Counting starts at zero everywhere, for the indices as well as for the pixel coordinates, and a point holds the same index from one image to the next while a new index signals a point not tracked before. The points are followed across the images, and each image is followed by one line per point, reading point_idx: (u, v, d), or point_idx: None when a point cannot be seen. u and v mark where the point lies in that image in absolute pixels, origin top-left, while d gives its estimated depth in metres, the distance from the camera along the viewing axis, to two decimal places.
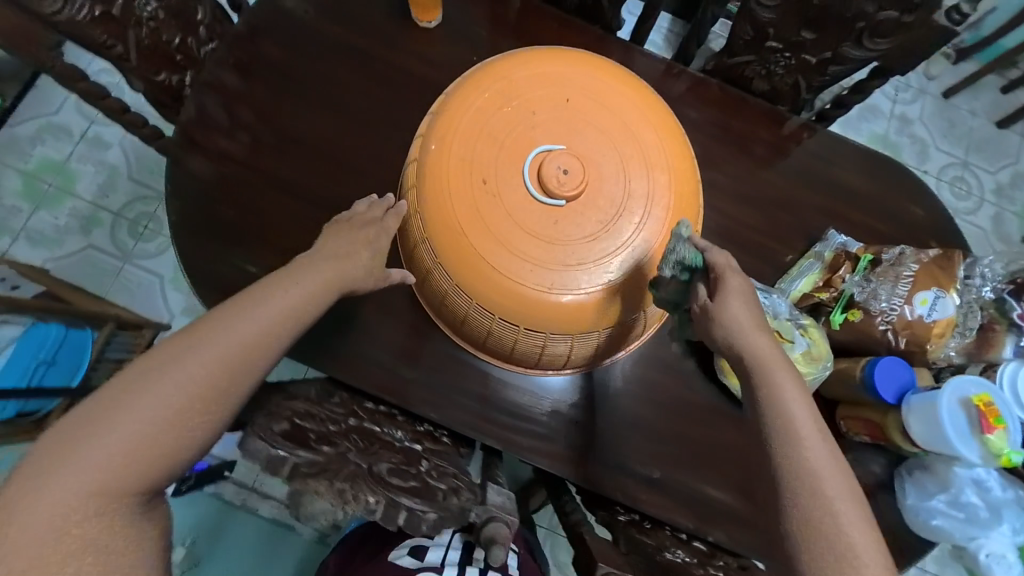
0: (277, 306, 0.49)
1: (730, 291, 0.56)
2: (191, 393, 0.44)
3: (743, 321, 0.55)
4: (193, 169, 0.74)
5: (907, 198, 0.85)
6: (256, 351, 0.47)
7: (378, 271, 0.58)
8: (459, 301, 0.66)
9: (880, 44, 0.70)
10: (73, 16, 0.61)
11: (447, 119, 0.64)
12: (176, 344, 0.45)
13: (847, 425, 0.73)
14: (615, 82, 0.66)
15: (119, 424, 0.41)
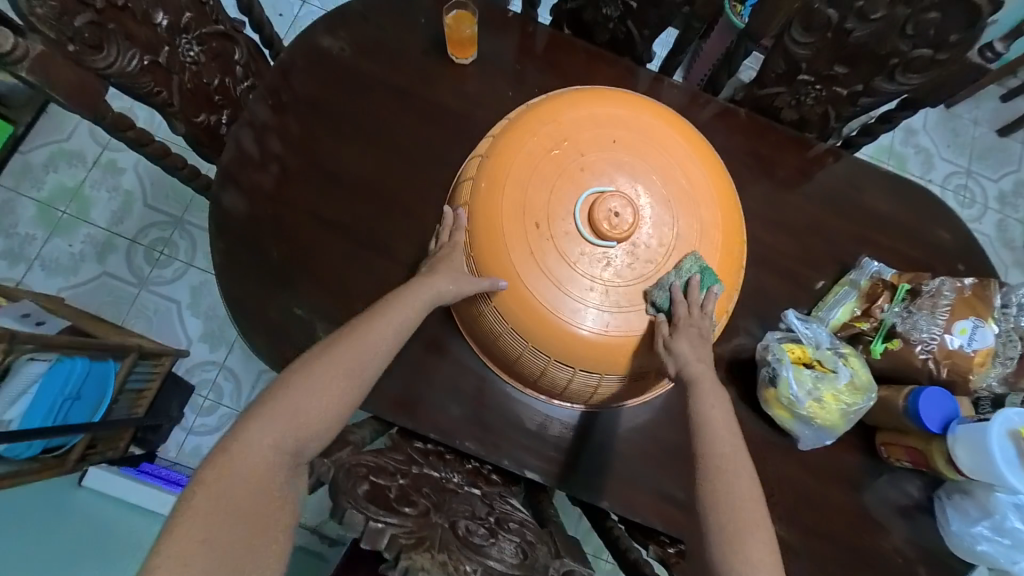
0: (390, 321, 0.57)
1: (683, 330, 0.62)
2: (342, 376, 0.53)
3: (690, 355, 0.62)
4: (238, 211, 0.75)
5: (936, 221, 0.86)
6: (375, 358, 0.55)
7: (465, 282, 0.62)
8: (513, 341, 0.66)
9: (913, 79, 0.72)
10: (125, 67, 0.60)
11: (497, 163, 0.65)
12: (325, 342, 0.55)
13: (887, 450, 0.74)
14: (659, 122, 0.68)
15: (290, 396, 0.51)
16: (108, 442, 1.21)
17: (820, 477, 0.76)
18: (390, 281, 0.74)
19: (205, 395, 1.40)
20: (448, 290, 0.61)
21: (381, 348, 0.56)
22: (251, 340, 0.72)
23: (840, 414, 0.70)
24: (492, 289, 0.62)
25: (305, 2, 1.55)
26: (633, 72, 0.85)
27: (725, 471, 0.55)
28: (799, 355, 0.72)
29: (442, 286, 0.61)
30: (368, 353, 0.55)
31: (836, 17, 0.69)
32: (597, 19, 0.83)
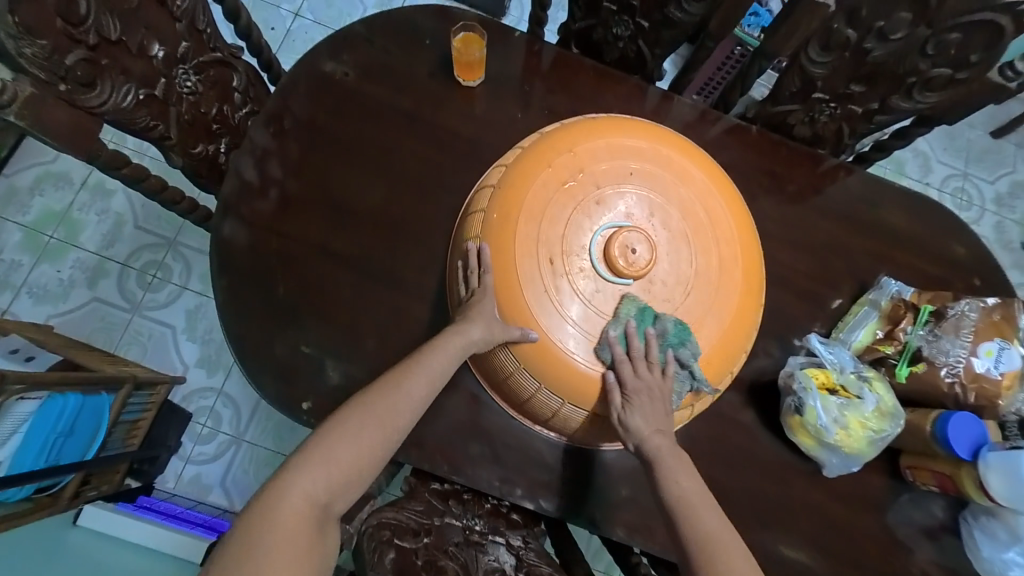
0: (425, 371, 0.56)
1: (634, 402, 0.59)
2: (383, 427, 0.52)
3: (645, 427, 0.59)
4: (240, 245, 0.72)
5: (950, 237, 0.85)
6: (409, 409, 0.55)
7: (496, 328, 0.60)
8: (525, 382, 0.63)
9: (929, 98, 0.71)
10: (119, 103, 0.57)
11: (511, 195, 0.63)
12: (368, 388, 0.55)
13: (915, 474, 0.72)
14: (676, 152, 0.66)
15: (332, 443, 0.50)
16: (103, 477, 1.17)
17: (848, 504, 0.74)
18: (401, 314, 0.71)
19: (203, 422, 1.35)
20: (480, 338, 0.59)
21: (415, 399, 0.55)
22: (255, 380, 0.69)
23: (866, 441, 0.68)
24: (520, 340, 0.60)
25: (297, 16, 1.52)
26: (644, 90, 0.83)
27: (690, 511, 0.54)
28: (823, 381, 0.70)
29: (474, 335, 0.59)
30: (403, 404, 0.54)
31: (854, 38, 0.68)
32: (606, 38, 0.81)
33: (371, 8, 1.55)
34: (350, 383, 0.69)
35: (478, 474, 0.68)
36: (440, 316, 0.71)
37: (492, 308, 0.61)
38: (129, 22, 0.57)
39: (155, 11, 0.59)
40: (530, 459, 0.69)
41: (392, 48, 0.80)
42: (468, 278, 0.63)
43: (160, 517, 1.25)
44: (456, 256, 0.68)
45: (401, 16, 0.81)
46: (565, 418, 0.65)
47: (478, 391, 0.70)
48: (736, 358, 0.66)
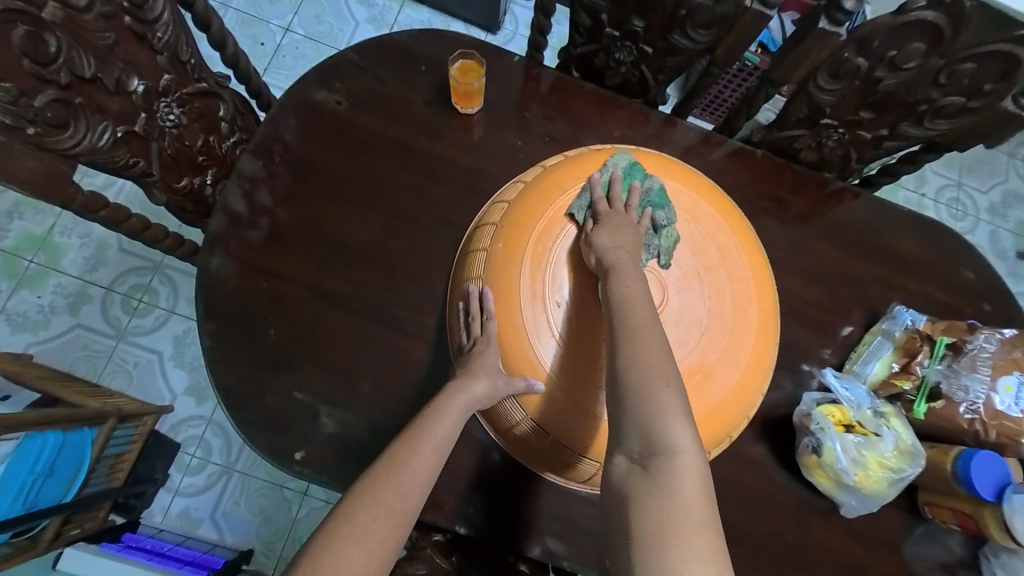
0: (428, 440, 0.53)
1: (609, 222, 0.57)
2: (388, 520, 0.47)
3: (611, 244, 0.55)
4: (228, 284, 0.68)
5: (958, 261, 0.83)
6: (418, 486, 0.50)
7: (500, 380, 0.56)
8: (531, 432, 0.60)
9: (941, 125, 0.70)
10: (95, 143, 0.55)
11: (515, 235, 0.60)
12: (363, 482, 0.49)
13: (933, 511, 0.70)
14: (685, 187, 0.64)
15: (336, 554, 0.44)
16: (85, 515, 1.14)
17: (864, 542, 0.71)
18: (399, 355, 0.68)
19: (193, 452, 1.29)
20: (484, 393, 0.55)
21: (422, 474, 0.51)
22: (244, 430, 0.65)
23: (885, 482, 0.65)
24: (526, 391, 0.56)
25: (287, 32, 1.48)
26: (647, 115, 0.80)
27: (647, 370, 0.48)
28: (839, 418, 0.68)
29: (479, 390, 0.55)
30: (410, 482, 0.50)
31: (865, 66, 0.66)
32: (608, 63, 0.79)
33: (363, 24, 1.52)
34: (345, 430, 0.65)
35: (483, 521, 0.65)
36: (441, 357, 0.68)
37: (495, 356, 0.58)
38: (104, 58, 0.55)
39: (133, 45, 0.57)
40: (537, 504, 0.66)
41: (386, 76, 0.77)
42: (470, 324, 0.60)
43: (146, 558, 1.15)
44: (456, 297, 0.65)
45: (396, 41, 0.78)
46: (540, 445, 0.60)
47: (481, 436, 0.67)
48: (754, 400, 0.62)
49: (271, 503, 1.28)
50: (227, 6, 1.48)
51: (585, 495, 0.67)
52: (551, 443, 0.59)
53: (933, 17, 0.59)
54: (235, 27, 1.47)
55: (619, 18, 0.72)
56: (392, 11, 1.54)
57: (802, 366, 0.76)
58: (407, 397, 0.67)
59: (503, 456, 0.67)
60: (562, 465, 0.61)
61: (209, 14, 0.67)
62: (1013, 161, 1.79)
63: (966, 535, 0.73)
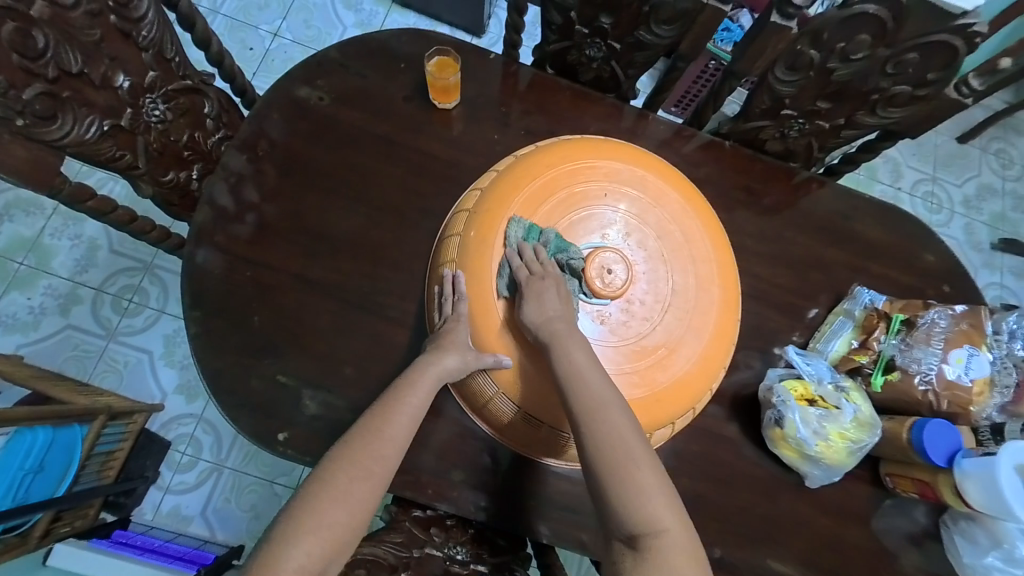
0: (404, 409, 0.56)
1: (530, 292, 0.58)
2: (366, 481, 0.51)
3: (538, 317, 0.57)
4: (214, 274, 0.71)
5: (919, 245, 0.86)
6: (394, 451, 0.54)
7: (471, 355, 0.59)
8: (505, 406, 0.63)
9: (893, 113, 0.74)
10: (82, 135, 0.58)
11: (486, 219, 0.63)
12: (342, 446, 0.53)
13: (895, 481, 0.73)
14: (652, 174, 0.67)
15: (317, 511, 0.48)
16: (75, 513, 1.14)
17: (831, 513, 0.74)
18: (380, 339, 0.71)
19: (184, 450, 1.30)
20: (455, 366, 0.58)
21: (399, 440, 0.54)
22: (230, 414, 0.67)
23: (846, 452, 0.68)
24: (496, 366, 0.60)
25: (276, 36, 1.51)
26: (619, 109, 0.84)
27: (605, 429, 0.52)
28: (802, 393, 0.71)
29: (449, 363, 0.58)
30: (387, 448, 0.53)
31: (818, 58, 0.70)
32: (580, 60, 0.82)
33: (351, 28, 1.56)
34: (328, 413, 0.68)
35: (463, 499, 0.67)
36: (421, 341, 0.71)
37: (467, 335, 0.61)
38: (91, 54, 0.57)
39: (118, 41, 0.59)
40: (514, 483, 0.69)
41: (367, 73, 0.80)
42: (443, 304, 0.63)
43: (137, 553, 1.18)
44: (434, 281, 0.68)
45: (376, 40, 0.81)
46: (562, 446, 0.65)
47: (459, 416, 0.69)
48: (716, 375, 0.66)
49: (262, 499, 1.29)
50: (216, 12, 1.51)
51: (562, 471, 0.70)
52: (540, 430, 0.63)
53: (874, 10, 0.63)
54: (223, 33, 1.50)
55: (589, 15, 0.75)
56: (379, 16, 1.58)
57: (770, 346, 0.79)
58: (388, 380, 0.69)
59: (482, 436, 0.69)
60: (555, 449, 0.66)
61: (194, 14, 0.70)
62: (986, 156, 1.84)
63: (930, 506, 0.76)
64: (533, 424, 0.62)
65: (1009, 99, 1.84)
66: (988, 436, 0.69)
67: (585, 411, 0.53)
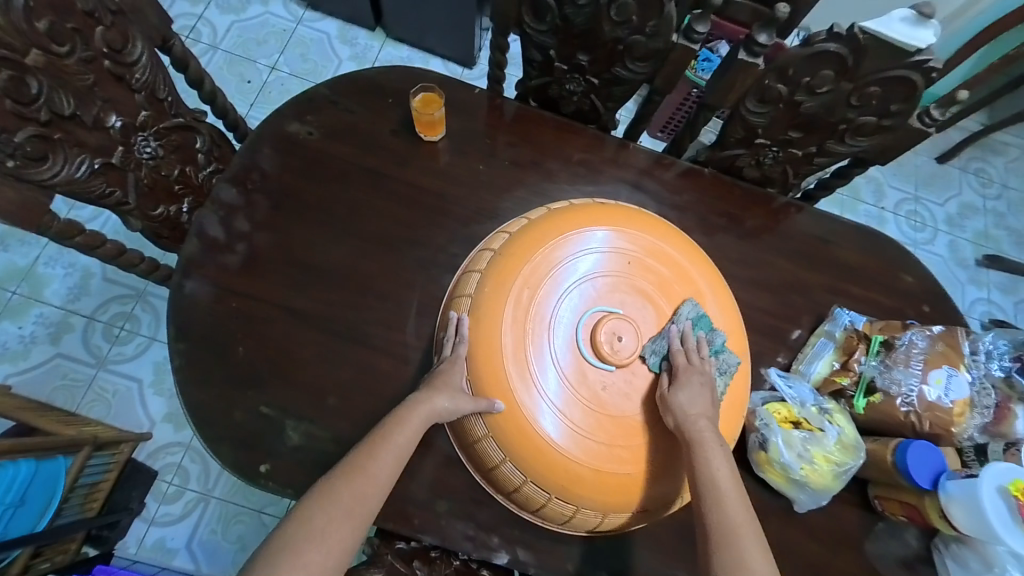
0: (389, 447, 0.57)
1: (687, 383, 0.60)
2: (346, 521, 0.51)
3: (690, 410, 0.60)
4: (201, 305, 0.72)
5: (896, 266, 0.88)
6: (376, 490, 0.54)
7: (462, 399, 0.60)
8: (492, 450, 0.62)
9: (862, 141, 0.77)
10: (72, 174, 0.60)
11: (507, 266, 0.64)
12: (323, 486, 0.53)
13: (884, 504, 0.72)
14: (669, 247, 0.68)
15: (296, 552, 0.47)
16: (56, 548, 1.09)
17: (822, 537, 0.73)
18: (365, 367, 0.71)
19: (170, 480, 1.29)
20: (446, 408, 0.59)
21: (381, 479, 0.55)
22: (212, 447, 0.67)
23: (832, 476, 0.68)
24: (488, 411, 0.59)
25: (273, 70, 1.56)
26: (601, 139, 0.86)
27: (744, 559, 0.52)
28: (786, 416, 0.71)
29: (440, 404, 0.59)
30: (369, 487, 0.53)
31: (786, 92, 0.73)
32: (562, 93, 0.86)
33: (346, 61, 1.61)
34: (311, 444, 0.68)
35: (451, 530, 0.67)
36: (405, 369, 0.71)
37: (463, 377, 0.62)
38: (83, 98, 0.59)
39: (111, 85, 0.62)
40: (501, 512, 0.68)
41: (356, 108, 0.82)
42: (445, 343, 0.65)
43: None
44: (445, 319, 0.69)
45: (365, 77, 0.85)
46: (546, 504, 0.62)
47: (445, 446, 0.69)
48: None
49: (249, 530, 1.27)
50: (214, 48, 1.56)
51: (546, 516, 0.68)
52: (530, 488, 0.61)
53: (834, 48, 0.66)
54: (222, 67, 1.55)
55: (567, 53, 0.79)
56: (373, 49, 1.64)
57: (754, 370, 0.79)
58: (372, 409, 0.70)
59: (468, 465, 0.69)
60: (540, 508, 0.63)
61: (188, 57, 0.73)
62: (966, 175, 1.89)
63: (922, 529, 0.75)
64: (539, 492, 0.61)
65: (983, 121, 1.90)
66: (972, 457, 0.69)
67: (721, 525, 0.54)
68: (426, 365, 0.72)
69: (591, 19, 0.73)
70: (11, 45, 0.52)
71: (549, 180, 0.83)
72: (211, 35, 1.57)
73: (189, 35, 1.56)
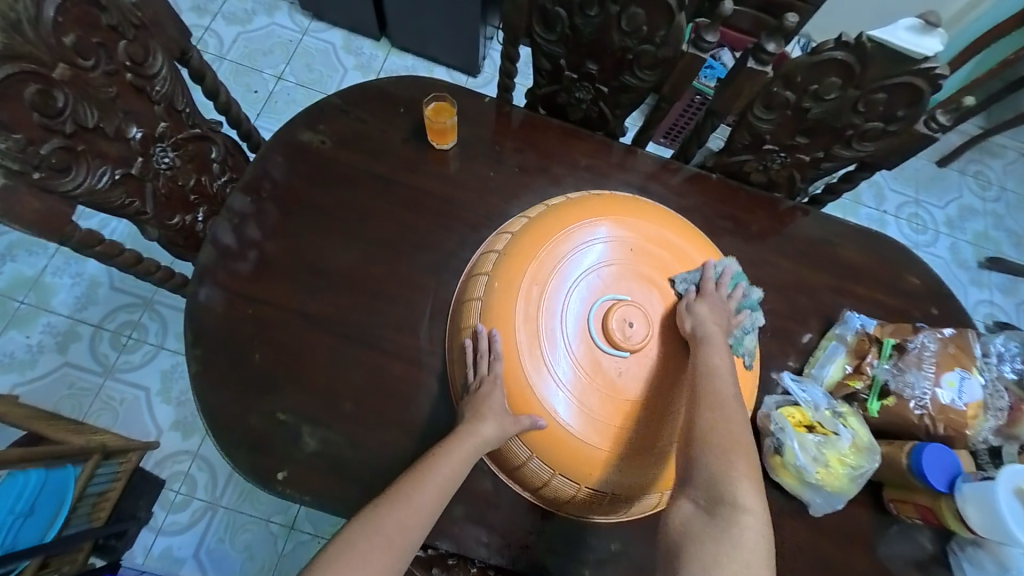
0: (434, 478, 0.56)
1: (708, 303, 0.65)
2: (387, 552, 0.50)
3: (708, 320, 0.64)
4: (216, 312, 0.72)
5: (902, 268, 0.89)
6: (421, 522, 0.53)
7: (508, 421, 0.60)
8: (517, 449, 0.62)
9: (868, 146, 0.78)
10: (94, 184, 0.61)
11: (515, 263, 0.65)
12: (369, 512, 0.53)
13: (898, 507, 0.73)
14: (669, 234, 0.70)
15: None
16: (64, 557, 1.07)
17: (835, 540, 0.73)
18: (379, 373, 0.71)
19: (177, 489, 1.29)
20: (494, 434, 0.59)
21: (425, 509, 0.54)
22: (228, 455, 0.67)
23: (846, 478, 0.68)
24: (529, 429, 0.60)
25: (280, 79, 1.58)
26: (609, 145, 0.87)
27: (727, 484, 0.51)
28: (800, 419, 0.71)
29: (487, 432, 0.59)
30: (414, 517, 0.53)
31: (793, 98, 0.74)
32: (570, 101, 0.87)
33: (351, 71, 1.63)
34: (327, 449, 0.68)
35: (466, 534, 0.67)
36: (418, 374, 0.72)
37: (502, 400, 0.61)
38: (106, 109, 0.60)
39: (132, 97, 0.63)
40: (515, 517, 0.68)
41: (367, 117, 0.84)
42: (477, 362, 0.63)
43: None
44: (461, 334, 0.68)
45: (376, 86, 0.86)
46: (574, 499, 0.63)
47: None
48: None
49: (257, 539, 1.27)
50: (221, 59, 1.58)
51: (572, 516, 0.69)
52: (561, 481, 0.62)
53: (842, 55, 0.67)
54: (229, 77, 1.57)
55: (576, 62, 0.80)
56: (378, 59, 1.65)
57: (764, 373, 0.80)
58: (387, 415, 0.70)
59: (484, 469, 0.69)
60: (569, 501, 0.64)
61: (204, 68, 0.74)
62: (965, 178, 1.90)
63: (936, 532, 0.75)
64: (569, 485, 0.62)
65: (982, 124, 1.91)
66: (986, 460, 0.70)
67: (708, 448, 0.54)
68: (439, 369, 0.72)
69: (600, 29, 0.74)
70: (42, 59, 0.53)
71: (557, 186, 0.84)
72: (218, 45, 1.59)
73: (197, 46, 1.58)
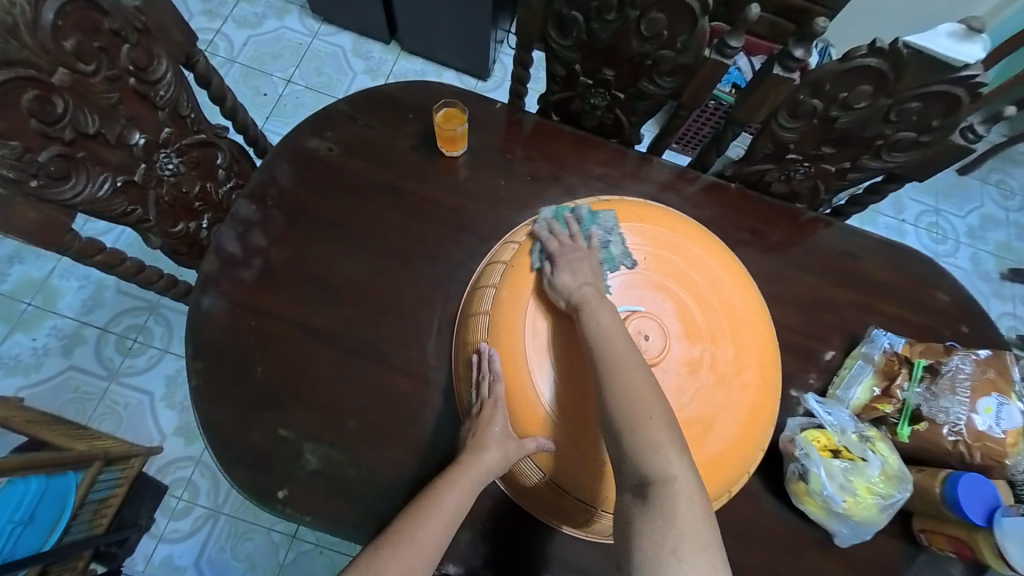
0: (438, 513, 0.54)
1: (566, 262, 0.61)
2: None
3: (573, 282, 0.59)
4: (219, 323, 0.70)
5: (931, 284, 0.85)
6: (424, 562, 0.51)
7: (512, 446, 0.57)
8: (528, 470, 0.59)
9: (898, 157, 0.75)
10: (94, 193, 0.59)
11: (518, 276, 0.63)
12: (370, 553, 0.50)
13: (929, 538, 0.68)
14: (685, 240, 0.66)
15: None
16: (64, 565, 1.06)
17: (860, 571, 0.70)
18: (384, 389, 0.69)
19: (179, 495, 1.27)
20: (498, 462, 0.56)
21: (429, 548, 0.52)
22: (227, 471, 0.65)
23: (875, 509, 0.64)
24: (537, 451, 0.57)
25: (289, 82, 1.57)
26: (623, 154, 0.85)
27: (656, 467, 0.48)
28: (825, 444, 0.68)
29: (491, 461, 0.56)
30: (417, 557, 0.51)
31: (820, 107, 0.71)
32: (584, 107, 0.84)
33: (360, 74, 1.62)
34: (328, 467, 0.65)
35: (471, 558, 0.64)
36: (424, 390, 0.69)
37: (505, 422, 0.58)
38: (108, 116, 0.59)
39: (135, 103, 0.61)
40: (523, 541, 0.65)
41: (375, 124, 0.81)
42: (479, 382, 0.60)
43: None
44: (464, 352, 0.65)
45: (384, 92, 0.84)
46: (589, 523, 0.60)
47: None
48: (749, 467, 0.63)
49: (258, 548, 1.24)
50: (231, 62, 1.58)
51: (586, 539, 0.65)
52: (576, 505, 0.58)
53: (874, 63, 0.64)
54: (238, 80, 1.56)
55: (591, 68, 0.78)
56: (387, 63, 1.64)
57: (785, 393, 0.76)
58: (391, 432, 0.67)
59: (492, 491, 0.66)
60: (584, 523, 0.61)
61: (210, 73, 0.72)
62: (987, 187, 1.85)
63: (969, 565, 0.71)
64: (583, 509, 0.58)
65: (1006, 132, 1.85)
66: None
67: (633, 437, 0.50)
68: (445, 385, 0.70)
69: (617, 34, 0.72)
70: (38, 64, 0.51)
71: (569, 195, 0.81)
72: (228, 49, 1.59)
73: (207, 50, 1.57)
